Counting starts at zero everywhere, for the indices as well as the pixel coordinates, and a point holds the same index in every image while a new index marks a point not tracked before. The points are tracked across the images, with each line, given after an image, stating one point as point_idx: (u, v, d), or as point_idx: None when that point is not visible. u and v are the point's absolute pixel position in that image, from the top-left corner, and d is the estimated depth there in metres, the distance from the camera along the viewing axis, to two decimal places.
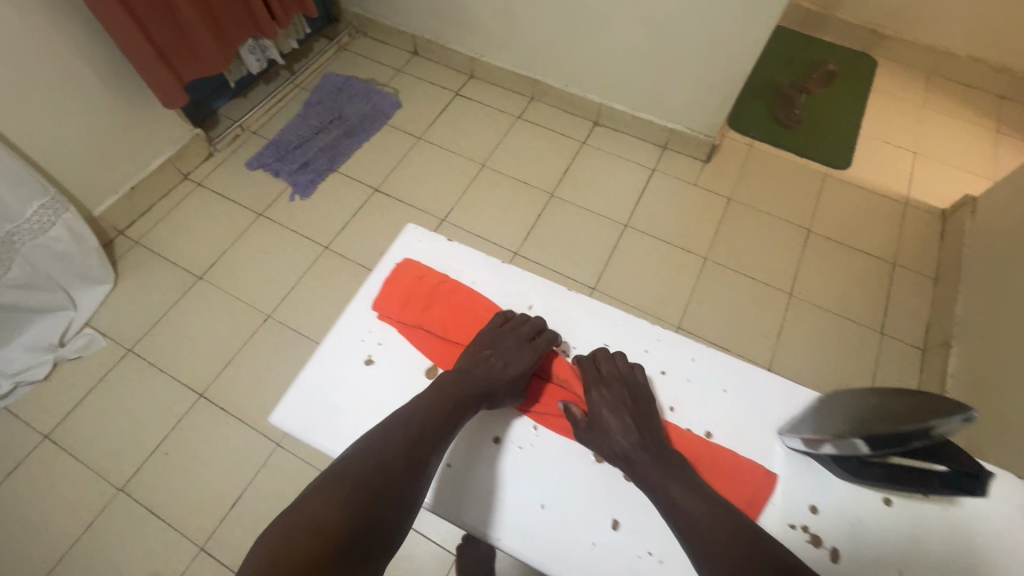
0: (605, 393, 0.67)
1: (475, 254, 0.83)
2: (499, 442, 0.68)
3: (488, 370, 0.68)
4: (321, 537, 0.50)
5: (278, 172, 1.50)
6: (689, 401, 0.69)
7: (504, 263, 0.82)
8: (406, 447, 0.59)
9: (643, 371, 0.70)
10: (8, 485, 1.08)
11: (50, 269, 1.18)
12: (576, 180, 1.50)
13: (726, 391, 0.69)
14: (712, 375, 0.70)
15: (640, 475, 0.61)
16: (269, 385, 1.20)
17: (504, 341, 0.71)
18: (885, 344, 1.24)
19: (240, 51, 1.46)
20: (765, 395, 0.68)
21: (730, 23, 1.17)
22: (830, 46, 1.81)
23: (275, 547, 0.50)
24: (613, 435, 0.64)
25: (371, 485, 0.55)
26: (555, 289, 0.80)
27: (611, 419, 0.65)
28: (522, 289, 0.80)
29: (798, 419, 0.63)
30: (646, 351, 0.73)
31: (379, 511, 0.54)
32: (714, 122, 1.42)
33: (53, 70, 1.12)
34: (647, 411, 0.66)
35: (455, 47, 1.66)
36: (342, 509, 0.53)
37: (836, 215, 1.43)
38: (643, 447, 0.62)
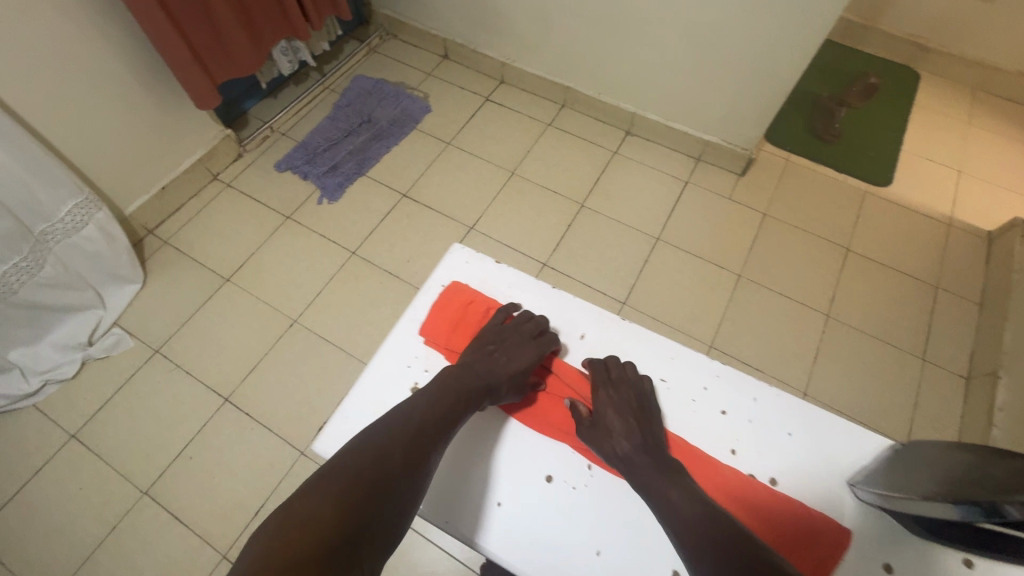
0: (610, 393, 0.70)
1: (525, 279, 0.84)
2: (551, 481, 0.68)
3: (493, 365, 0.71)
4: (312, 531, 0.49)
5: (307, 174, 1.49)
6: (751, 445, 0.67)
7: (553, 288, 0.82)
8: (407, 442, 0.59)
9: (648, 380, 0.72)
10: (34, 484, 1.08)
11: (82, 268, 1.18)
12: (607, 191, 1.47)
13: (790, 435, 0.67)
14: (776, 417, 0.68)
15: (636, 474, 0.63)
16: (294, 392, 1.19)
17: (507, 337, 0.74)
18: (927, 371, 1.19)
19: (273, 52, 1.46)
20: (833, 442, 0.66)
21: (776, 34, 1.14)
22: (871, 59, 1.77)
23: (268, 544, 0.48)
24: (615, 436, 0.66)
25: (370, 479, 0.55)
26: (606, 318, 0.79)
27: (613, 419, 0.67)
28: (572, 316, 0.80)
29: (873, 470, 0.60)
30: (705, 388, 0.71)
31: (376, 505, 0.53)
32: (752, 135, 1.38)
33: (90, 69, 1.11)
34: (648, 412, 0.69)
35: (486, 51, 1.65)
36: (338, 503, 0.52)
37: (876, 234, 1.39)
38: (642, 450, 0.65)
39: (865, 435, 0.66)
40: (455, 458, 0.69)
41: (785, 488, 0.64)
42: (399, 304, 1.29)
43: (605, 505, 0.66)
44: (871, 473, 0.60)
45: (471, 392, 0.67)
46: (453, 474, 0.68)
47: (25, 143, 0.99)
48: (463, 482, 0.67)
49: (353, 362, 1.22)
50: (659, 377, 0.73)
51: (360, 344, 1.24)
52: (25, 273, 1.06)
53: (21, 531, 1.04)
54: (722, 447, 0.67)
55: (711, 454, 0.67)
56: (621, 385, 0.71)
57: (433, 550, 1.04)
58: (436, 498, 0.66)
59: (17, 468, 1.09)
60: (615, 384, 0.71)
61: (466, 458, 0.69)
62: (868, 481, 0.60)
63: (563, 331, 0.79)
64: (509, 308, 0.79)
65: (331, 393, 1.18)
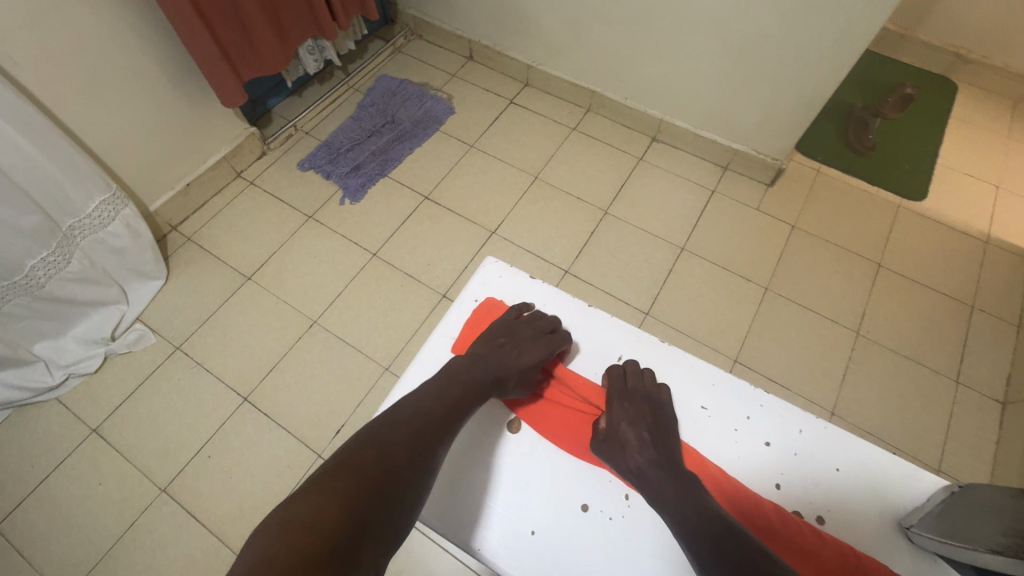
0: (626, 404, 0.69)
1: (561, 296, 0.82)
2: (586, 510, 0.65)
3: (504, 358, 0.71)
4: (316, 530, 0.46)
5: (330, 174, 1.49)
6: (798, 480, 0.64)
7: (590, 306, 0.80)
8: (413, 440, 0.58)
9: (667, 393, 0.71)
10: (55, 477, 1.09)
11: (107, 263, 1.18)
12: (632, 198, 1.44)
13: (838, 469, 0.64)
14: (823, 452, 0.65)
15: (649, 487, 0.62)
16: (312, 393, 1.18)
17: (520, 332, 0.74)
18: (961, 394, 1.15)
19: (299, 51, 1.45)
20: (884, 480, 0.63)
21: (814, 43, 1.10)
22: (906, 69, 1.72)
23: (268, 542, 0.45)
24: (629, 448, 0.66)
25: (374, 476, 0.53)
26: (645, 339, 0.77)
27: (628, 431, 0.67)
28: (608, 337, 0.78)
29: (925, 513, 0.58)
30: (748, 417, 0.68)
31: (382, 504, 0.52)
32: (783, 145, 1.35)
33: (120, 66, 1.12)
34: (664, 425, 0.68)
35: (512, 54, 1.63)
36: (340, 501, 0.50)
37: (909, 251, 1.35)
38: (656, 465, 0.64)
39: (916, 475, 0.63)
40: (457, 460, 0.68)
41: (832, 528, 0.61)
42: (420, 308, 1.28)
43: (631, 535, 0.63)
44: (929, 519, 0.57)
45: (480, 383, 0.67)
46: (454, 477, 0.67)
47: (55, 140, 1.00)
48: (464, 487, 0.67)
49: (373, 365, 1.21)
50: (700, 405, 0.71)
51: (380, 347, 1.23)
52: (51, 268, 1.07)
53: (41, 524, 1.04)
54: (766, 481, 0.64)
55: (756, 489, 0.64)
56: (638, 397, 0.70)
57: (447, 558, 0.99)
58: (438, 507, 0.66)
59: (39, 461, 1.10)
60: (631, 396, 0.70)
61: (466, 461, 0.68)
62: (926, 526, 0.57)
63: (600, 352, 0.77)
64: (523, 305, 0.79)
65: (350, 396, 1.18)
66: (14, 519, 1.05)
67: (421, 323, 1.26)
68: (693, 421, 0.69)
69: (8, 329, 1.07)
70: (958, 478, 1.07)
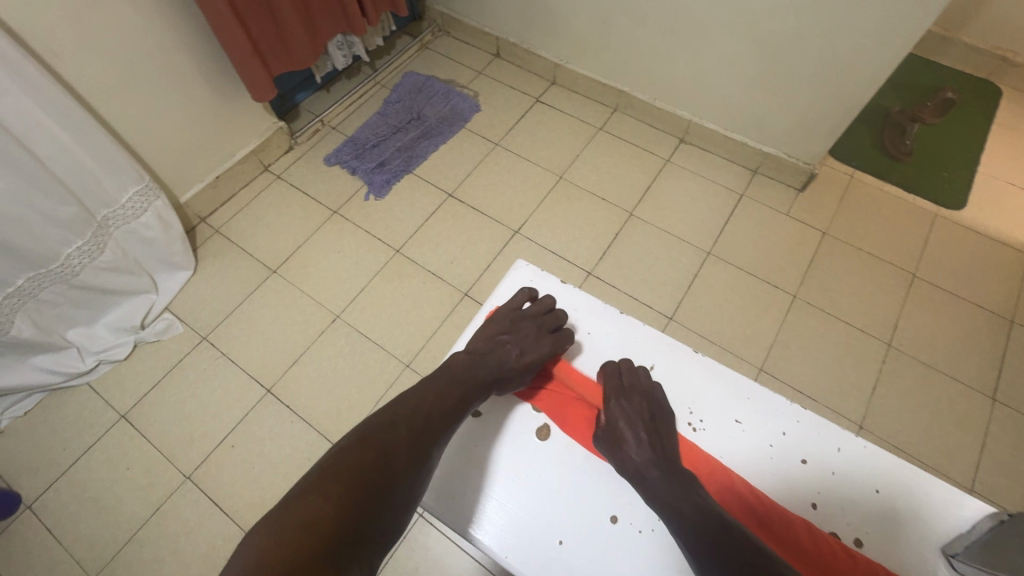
0: (622, 403, 0.67)
1: (593, 301, 0.80)
2: (616, 522, 0.63)
3: (504, 356, 0.71)
4: (315, 533, 0.46)
5: (355, 169, 1.50)
6: (835, 499, 0.62)
7: (623, 314, 0.78)
8: (411, 440, 0.57)
9: (661, 390, 0.70)
10: (85, 460, 1.12)
11: (138, 253, 1.21)
12: (658, 200, 1.42)
13: (878, 491, 0.63)
14: (861, 471, 0.63)
15: (650, 489, 0.60)
16: (334, 387, 1.19)
17: (523, 329, 0.74)
18: (997, 412, 1.11)
19: (328, 46, 1.46)
20: (925, 503, 0.61)
21: (854, 45, 1.07)
22: (948, 73, 1.66)
23: (264, 544, 0.44)
24: (628, 448, 0.64)
25: (371, 477, 0.52)
26: (678, 349, 0.75)
27: (626, 430, 0.65)
28: (641, 345, 0.76)
29: (971, 544, 0.56)
30: (784, 433, 0.67)
31: (378, 507, 0.51)
32: (817, 150, 1.31)
33: (157, 61, 1.14)
34: (661, 424, 0.67)
35: (540, 51, 1.62)
36: (337, 503, 0.49)
37: (947, 261, 1.30)
38: (656, 465, 0.62)
39: (961, 500, 0.61)
40: (459, 449, 0.68)
41: (870, 553, 0.59)
42: (441, 306, 1.28)
43: (660, 551, 0.61)
44: (975, 548, 0.55)
45: (480, 382, 0.67)
46: (456, 464, 0.67)
47: (91, 131, 1.02)
48: (466, 474, 0.67)
49: (393, 361, 1.22)
50: (734, 418, 0.68)
51: (401, 343, 1.24)
52: (85, 257, 1.09)
53: (71, 506, 1.07)
54: (803, 500, 0.63)
55: (792, 509, 0.62)
56: (634, 396, 0.68)
57: (464, 557, 0.99)
58: (442, 494, 0.65)
59: (70, 444, 1.13)
60: (626, 394, 0.69)
61: (468, 448, 0.68)
62: (970, 555, 0.55)
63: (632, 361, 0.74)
64: (528, 296, 0.79)
65: (370, 391, 1.18)
66: (46, 500, 1.08)
67: (443, 321, 1.26)
68: (727, 436, 0.67)
69: (43, 316, 1.09)
70: (991, 499, 1.03)
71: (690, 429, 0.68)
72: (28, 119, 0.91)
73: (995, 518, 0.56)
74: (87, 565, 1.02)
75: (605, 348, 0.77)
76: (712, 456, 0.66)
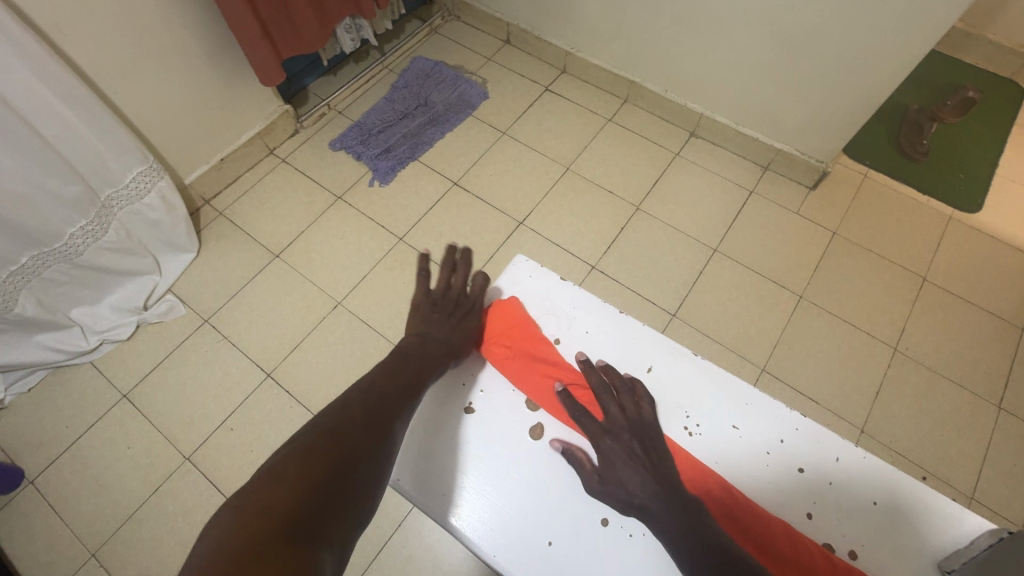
0: (612, 443, 0.65)
1: (592, 300, 0.78)
2: (606, 525, 0.62)
3: (447, 328, 0.75)
4: (269, 517, 0.45)
5: (361, 155, 1.49)
6: (828, 507, 0.62)
7: (622, 313, 0.76)
8: (364, 417, 0.57)
9: (651, 409, 0.68)
10: (88, 438, 1.13)
11: (142, 234, 1.21)
12: (665, 194, 1.40)
13: (876, 503, 0.62)
14: (858, 482, 0.62)
15: (654, 522, 0.58)
16: (334, 374, 1.19)
17: (446, 302, 0.79)
18: (1002, 421, 1.10)
19: (337, 29, 1.43)
20: (923, 516, 0.60)
21: (875, 40, 1.04)
22: (972, 71, 1.62)
23: (221, 535, 0.44)
24: (625, 483, 0.61)
25: (329, 457, 0.52)
26: (677, 351, 0.72)
27: (621, 466, 0.63)
28: (639, 347, 0.74)
29: (969, 559, 0.55)
30: (781, 440, 0.65)
31: (337, 484, 0.50)
32: (831, 147, 1.28)
33: (165, 41, 1.13)
34: (652, 449, 0.65)
35: (551, 39, 1.59)
36: (294, 486, 0.48)
37: (959, 266, 1.27)
38: (658, 495, 0.60)
39: (962, 515, 0.60)
40: (446, 443, 0.68)
41: (865, 566, 0.59)
42: None
43: (646, 553, 0.60)
44: (971, 564, 0.55)
45: (438, 358, 0.70)
46: (441, 454, 0.67)
47: (96, 110, 1.01)
48: (454, 467, 0.66)
49: None
50: (731, 424, 0.67)
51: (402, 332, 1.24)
52: (89, 237, 1.09)
53: (73, 483, 1.08)
54: (797, 508, 0.62)
55: (786, 519, 0.61)
56: (621, 431, 0.66)
57: (457, 547, 1.00)
58: (424, 483, 0.65)
59: (73, 421, 1.14)
60: (614, 432, 0.66)
61: (455, 442, 0.68)
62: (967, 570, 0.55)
63: (628, 363, 0.73)
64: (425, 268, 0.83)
65: None
66: (48, 476, 1.09)
67: None
68: (723, 441, 0.66)
69: (47, 294, 1.10)
70: (993, 508, 1.02)
71: (686, 433, 0.67)
72: (32, 96, 0.91)
73: (996, 535, 0.56)
74: (88, 541, 1.03)
75: (604, 349, 0.74)
76: (706, 463, 0.65)
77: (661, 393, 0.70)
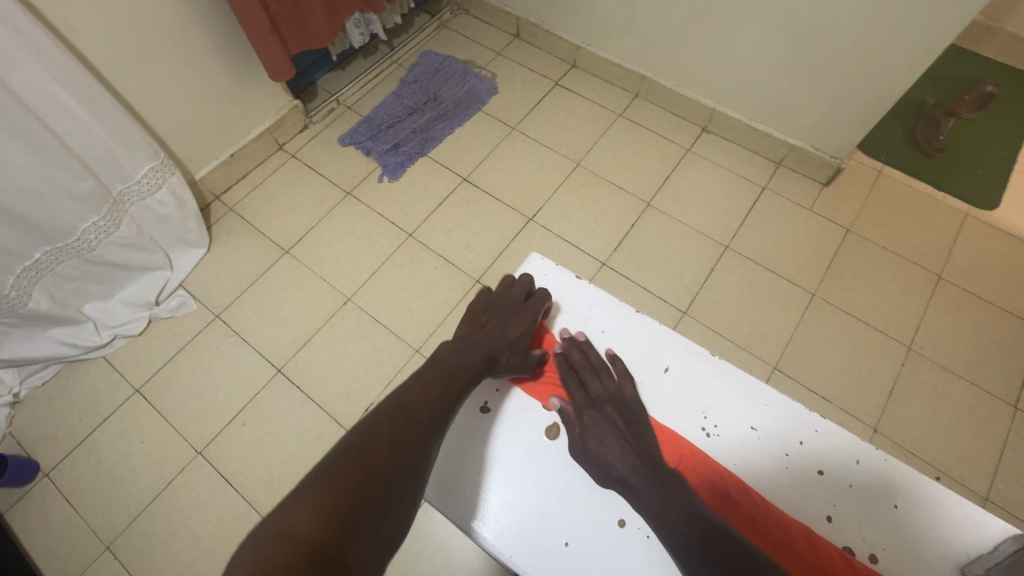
0: (594, 416, 0.67)
1: (608, 300, 0.77)
2: (623, 526, 0.62)
3: (490, 335, 0.71)
4: (295, 547, 0.44)
5: (370, 151, 1.48)
6: (850, 511, 0.61)
7: (639, 313, 0.76)
8: (394, 438, 0.56)
9: (631, 385, 0.70)
10: (102, 432, 1.14)
11: (154, 230, 1.21)
12: (676, 190, 1.39)
13: (896, 507, 0.61)
14: (879, 485, 0.62)
15: (636, 494, 0.59)
16: (344, 370, 1.19)
17: (500, 306, 0.75)
18: (1018, 421, 1.08)
19: (346, 23, 1.42)
20: (946, 521, 0.60)
21: (892, 33, 1.02)
22: (990, 65, 1.59)
23: (250, 559, 0.43)
24: (606, 454, 0.63)
25: (356, 481, 0.51)
26: (694, 351, 0.72)
27: (602, 438, 0.64)
28: (656, 346, 0.73)
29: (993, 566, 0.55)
30: (801, 443, 0.65)
31: (363, 509, 0.49)
32: (846, 143, 1.26)
33: (175, 36, 1.13)
34: (635, 424, 0.66)
35: (561, 33, 1.57)
36: (320, 512, 0.47)
37: (976, 264, 1.26)
38: (637, 469, 0.61)
39: (983, 518, 0.59)
40: (463, 444, 0.68)
41: (886, 570, 0.58)
42: (453, 293, 1.27)
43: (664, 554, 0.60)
44: (996, 571, 0.54)
45: (473, 363, 0.67)
46: (457, 455, 0.67)
47: (106, 105, 1.01)
48: (471, 468, 0.66)
49: (404, 346, 1.22)
50: (750, 426, 0.66)
51: (411, 328, 1.24)
52: (101, 232, 1.10)
53: (87, 476, 1.09)
54: (817, 513, 0.61)
55: (807, 524, 0.61)
56: (604, 405, 0.68)
57: (467, 543, 1.00)
58: (443, 484, 0.65)
59: (86, 415, 1.15)
60: (597, 405, 0.68)
61: (472, 442, 0.68)
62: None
63: (645, 363, 0.72)
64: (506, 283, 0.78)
65: (379, 375, 1.19)
66: (63, 469, 1.10)
67: (454, 307, 1.25)
68: (742, 444, 0.66)
69: (60, 289, 1.11)
70: (1007, 509, 1.01)
71: (703, 434, 0.67)
72: (42, 90, 0.91)
73: (1020, 542, 0.55)
74: (102, 534, 1.04)
75: (620, 348, 0.74)
76: (724, 465, 0.65)
77: (673, 390, 0.70)
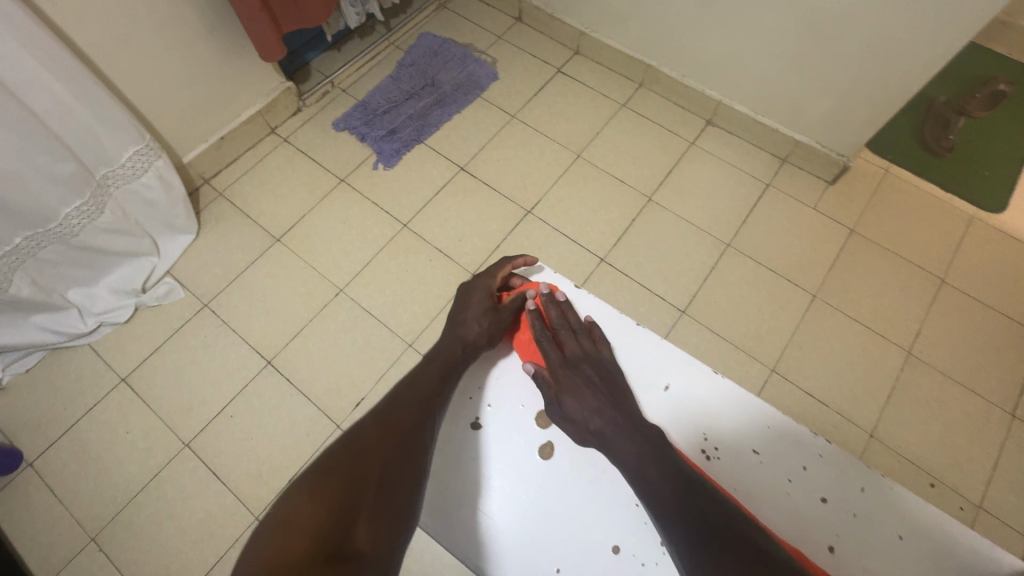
0: (571, 374, 0.68)
1: (607, 309, 0.75)
2: (618, 553, 0.61)
3: (460, 319, 0.72)
4: (290, 527, 0.44)
5: (365, 137, 1.44)
6: (852, 542, 0.60)
7: (638, 325, 0.73)
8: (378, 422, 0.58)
9: (608, 346, 0.71)
10: (87, 421, 1.12)
11: (140, 215, 1.17)
12: (678, 185, 1.36)
13: (902, 537, 0.59)
14: (883, 513, 0.61)
15: (612, 449, 0.61)
16: (334, 364, 1.17)
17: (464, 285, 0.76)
18: (1015, 429, 1.07)
19: (341, 3, 1.37)
20: (951, 552, 0.58)
21: (909, 28, 0.98)
22: (1003, 62, 1.55)
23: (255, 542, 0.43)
24: (584, 411, 0.64)
25: (349, 470, 0.51)
26: (695, 366, 0.70)
27: (580, 396, 0.66)
28: (657, 363, 0.71)
29: None
30: (804, 468, 0.63)
31: (359, 488, 0.50)
32: (854, 141, 1.23)
33: (162, 14, 1.08)
34: (611, 381, 0.68)
35: (565, 18, 1.52)
36: (317, 493, 0.47)
37: (980, 269, 1.23)
38: (614, 422, 0.63)
39: (993, 551, 0.58)
40: (454, 465, 0.67)
41: None
42: (448, 286, 1.25)
43: None
44: None
45: (452, 351, 0.68)
46: (451, 480, 0.66)
47: (90, 87, 0.96)
48: (462, 490, 0.65)
49: (395, 340, 1.19)
50: (751, 448, 0.65)
51: (404, 322, 1.21)
52: (84, 218, 1.06)
53: (71, 466, 1.08)
54: (819, 541, 0.60)
55: (807, 552, 0.60)
56: (580, 363, 0.69)
57: None
58: (436, 508, 0.65)
59: (71, 404, 1.13)
60: (573, 364, 0.69)
61: (465, 462, 0.67)
62: None
63: (643, 378, 0.70)
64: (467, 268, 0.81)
65: (371, 369, 1.17)
66: (47, 459, 1.08)
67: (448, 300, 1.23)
68: (743, 467, 0.64)
69: (43, 274, 1.07)
70: (1000, 517, 1.00)
71: (703, 457, 0.65)
72: (19, 68, 0.86)
73: None
74: (87, 525, 1.03)
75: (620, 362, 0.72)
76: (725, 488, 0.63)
77: (679, 410, 0.68)
